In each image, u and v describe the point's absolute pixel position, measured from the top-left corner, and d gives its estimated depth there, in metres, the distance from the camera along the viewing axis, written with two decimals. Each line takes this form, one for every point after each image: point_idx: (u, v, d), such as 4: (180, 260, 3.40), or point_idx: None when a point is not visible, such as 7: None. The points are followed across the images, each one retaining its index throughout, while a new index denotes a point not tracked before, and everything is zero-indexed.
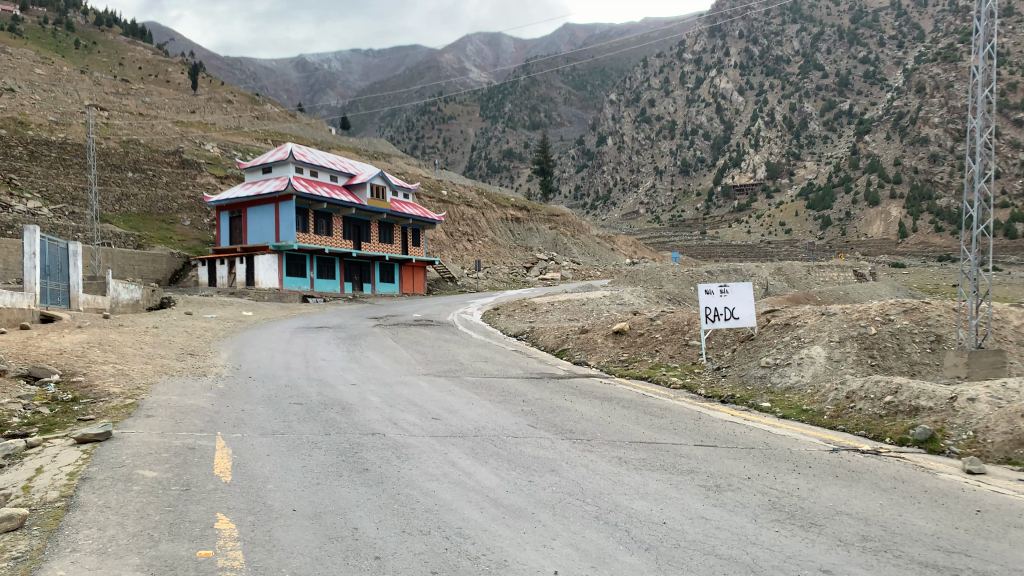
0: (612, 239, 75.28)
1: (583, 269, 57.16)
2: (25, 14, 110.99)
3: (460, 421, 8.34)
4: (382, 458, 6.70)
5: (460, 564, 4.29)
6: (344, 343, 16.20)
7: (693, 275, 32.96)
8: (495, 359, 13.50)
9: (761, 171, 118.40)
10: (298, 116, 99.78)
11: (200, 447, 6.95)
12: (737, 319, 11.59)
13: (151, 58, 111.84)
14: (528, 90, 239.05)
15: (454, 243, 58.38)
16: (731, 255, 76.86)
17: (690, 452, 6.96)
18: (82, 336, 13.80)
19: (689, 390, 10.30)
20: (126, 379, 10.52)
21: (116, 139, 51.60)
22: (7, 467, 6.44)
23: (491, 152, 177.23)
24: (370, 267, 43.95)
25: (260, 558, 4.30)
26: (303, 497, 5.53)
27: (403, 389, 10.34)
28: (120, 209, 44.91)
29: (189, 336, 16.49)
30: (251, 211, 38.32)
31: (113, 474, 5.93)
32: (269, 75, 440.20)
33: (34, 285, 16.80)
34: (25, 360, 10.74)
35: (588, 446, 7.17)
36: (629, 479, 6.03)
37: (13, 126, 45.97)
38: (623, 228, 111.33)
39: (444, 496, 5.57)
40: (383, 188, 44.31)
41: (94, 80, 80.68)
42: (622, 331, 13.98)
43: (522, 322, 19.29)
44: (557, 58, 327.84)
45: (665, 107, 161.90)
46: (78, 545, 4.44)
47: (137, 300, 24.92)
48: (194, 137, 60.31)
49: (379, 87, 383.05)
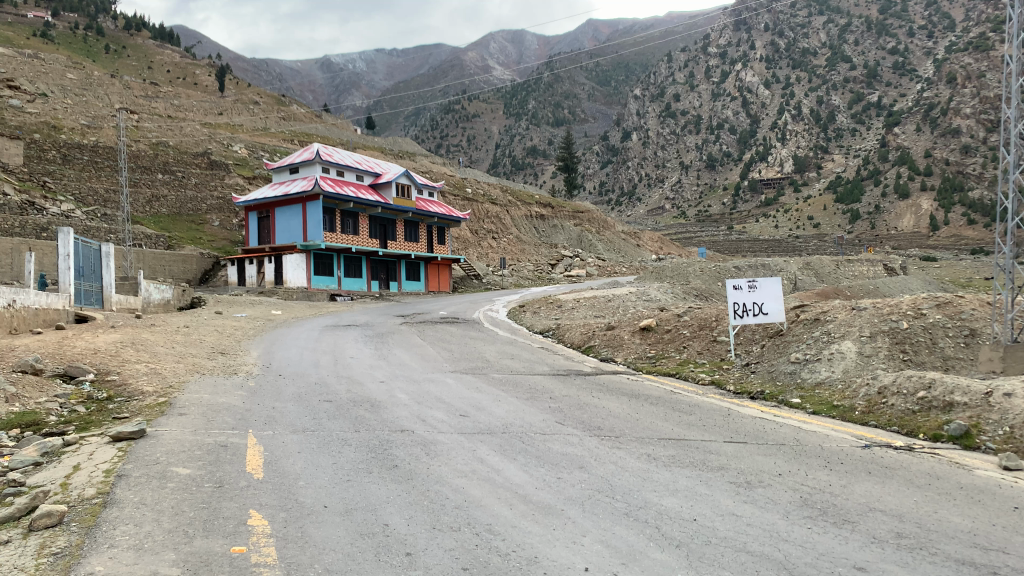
0: (638, 235, 74.93)
1: (609, 266, 56.83)
2: (58, 21, 113.03)
3: (488, 419, 8.32)
4: (412, 454, 6.75)
5: (490, 560, 4.30)
6: (372, 340, 16.32)
7: (721, 271, 32.61)
8: (522, 356, 13.53)
9: (789, 165, 117.18)
10: (324, 115, 100.69)
11: (233, 445, 7.04)
12: (765, 315, 11.48)
13: (180, 61, 113.41)
14: (553, 87, 238.70)
15: (479, 240, 58.58)
16: (758, 250, 76.29)
17: (720, 449, 6.92)
18: (115, 337, 13.96)
19: (718, 386, 10.27)
20: (159, 378, 10.67)
21: (146, 141, 52.47)
22: (47, 465, 6.56)
23: (515, 150, 177.21)
24: (396, 266, 44.14)
25: (293, 554, 4.35)
26: (334, 493, 5.59)
27: (431, 387, 10.40)
28: (151, 210, 45.55)
29: (219, 336, 16.67)
30: (279, 211, 38.75)
31: (148, 472, 6.03)
32: (295, 76, 443.90)
33: (69, 286, 17.15)
34: (61, 360, 10.95)
35: (616, 443, 7.16)
36: (659, 476, 6.01)
37: (47, 130, 46.91)
38: (648, 223, 110.63)
39: (474, 493, 5.59)
40: (408, 187, 44.52)
41: (125, 84, 82.01)
42: (649, 328, 13.89)
43: (548, 319, 19.27)
44: (581, 54, 326.33)
45: (690, 102, 160.56)
46: (116, 541, 4.53)
47: (169, 300, 25.25)
48: (223, 138, 61.09)
49: (404, 85, 383.83)
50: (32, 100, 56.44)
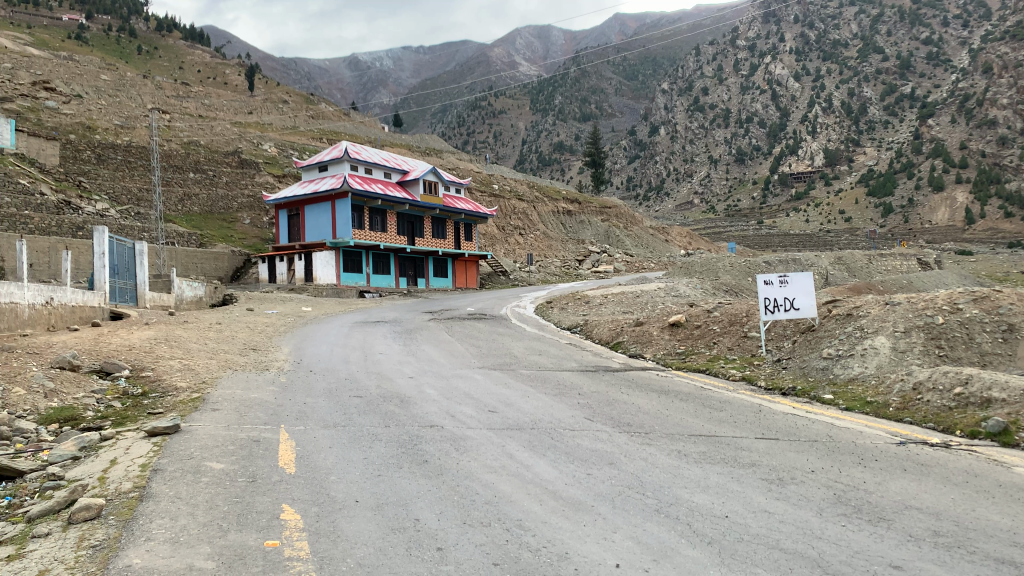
0: (666, 230, 74.43)
1: (637, 261, 56.58)
2: (91, 23, 114.92)
3: (517, 415, 8.35)
4: (442, 450, 6.78)
5: (522, 555, 4.30)
6: (401, 336, 16.40)
7: (751, 266, 32.30)
8: (550, 352, 13.56)
9: (819, 159, 115.56)
10: (351, 113, 101.40)
11: (265, 439, 7.12)
12: (797, 310, 11.34)
13: (210, 61, 114.75)
14: (579, 82, 237.91)
15: (507, 237, 58.68)
16: (789, 244, 75.53)
17: (751, 444, 6.87)
18: (149, 334, 14.17)
19: (748, 382, 10.20)
20: (192, 374, 10.86)
21: (178, 140, 53.28)
22: (84, 460, 6.69)
23: (542, 146, 176.90)
24: (424, 262, 44.27)
25: (325, 548, 4.38)
26: (366, 488, 5.63)
27: (460, 382, 10.45)
28: (182, 208, 46.02)
29: (250, 332, 16.89)
30: (308, 209, 39.14)
31: (183, 466, 6.12)
32: (324, 75, 446.77)
33: (104, 283, 17.45)
34: (98, 356, 11.17)
35: (647, 439, 7.13)
36: (689, 473, 5.96)
37: (82, 131, 47.82)
38: (677, 218, 109.69)
39: (504, 489, 5.60)
40: (435, 183, 44.63)
41: (156, 84, 83.23)
42: (679, 323, 13.82)
43: (576, 315, 19.27)
44: (607, 48, 324.86)
45: (719, 95, 159.12)
46: (153, 533, 4.60)
47: (201, 297, 25.57)
48: (253, 137, 61.83)
49: (431, 83, 383.97)
50: (68, 102, 57.48)
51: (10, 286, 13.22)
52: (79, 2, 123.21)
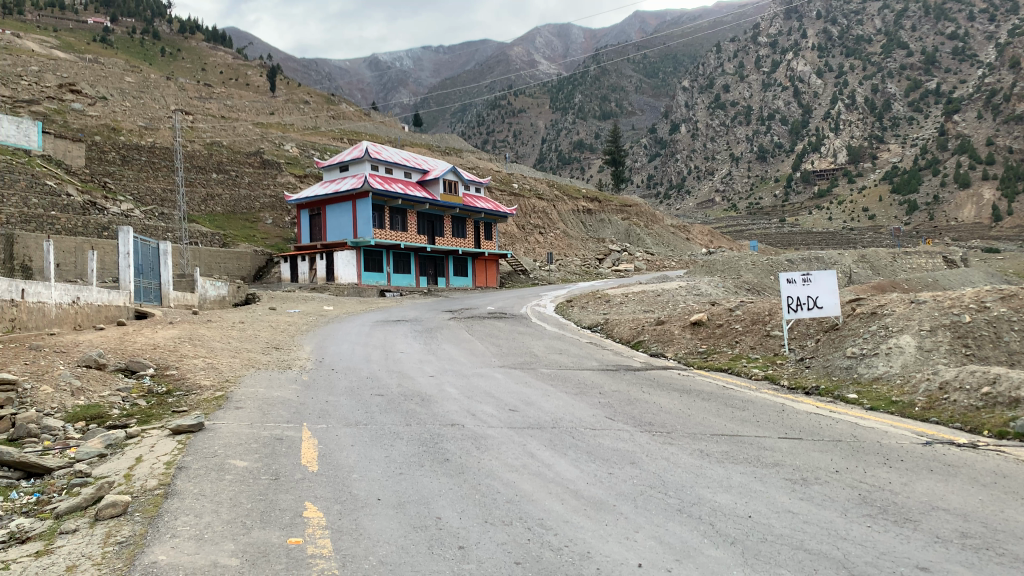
0: (687, 229, 73.98)
1: (658, 260, 56.34)
2: (116, 26, 116.29)
3: (538, 413, 8.36)
4: (463, 449, 6.78)
5: (544, 554, 4.29)
6: (423, 335, 16.48)
7: (773, 265, 31.99)
8: (570, 351, 13.55)
9: (842, 155, 114.35)
10: (372, 113, 101.93)
11: (288, 437, 7.16)
12: (820, 309, 11.26)
13: (232, 62, 115.67)
14: (599, 80, 237.23)
15: (527, 236, 58.68)
16: (812, 243, 74.83)
17: (774, 445, 6.81)
18: (174, 332, 14.35)
19: (771, 381, 10.12)
20: (216, 372, 10.97)
21: (201, 142, 53.83)
22: (110, 458, 6.78)
23: (561, 144, 176.49)
24: (444, 261, 44.34)
25: (348, 545, 4.41)
26: (387, 487, 5.64)
27: (480, 381, 10.46)
28: (206, 208, 46.41)
29: (273, 331, 17.05)
30: (330, 209, 39.40)
31: (207, 463, 6.17)
32: (344, 75, 448.86)
33: (129, 283, 17.65)
34: (123, 355, 11.29)
35: (668, 438, 7.10)
36: (712, 472, 5.92)
37: (107, 133, 48.44)
38: (698, 216, 108.97)
39: (525, 488, 5.59)
40: (455, 183, 44.71)
41: (179, 86, 84.07)
42: (700, 322, 13.72)
43: (596, 314, 19.23)
44: (627, 45, 323.50)
45: (741, 92, 157.83)
46: (177, 530, 4.64)
47: (225, 296, 25.78)
48: (275, 137, 62.28)
49: (451, 82, 384.10)
50: (93, 104, 58.19)
51: (37, 286, 13.41)
52: (104, 4, 124.69)
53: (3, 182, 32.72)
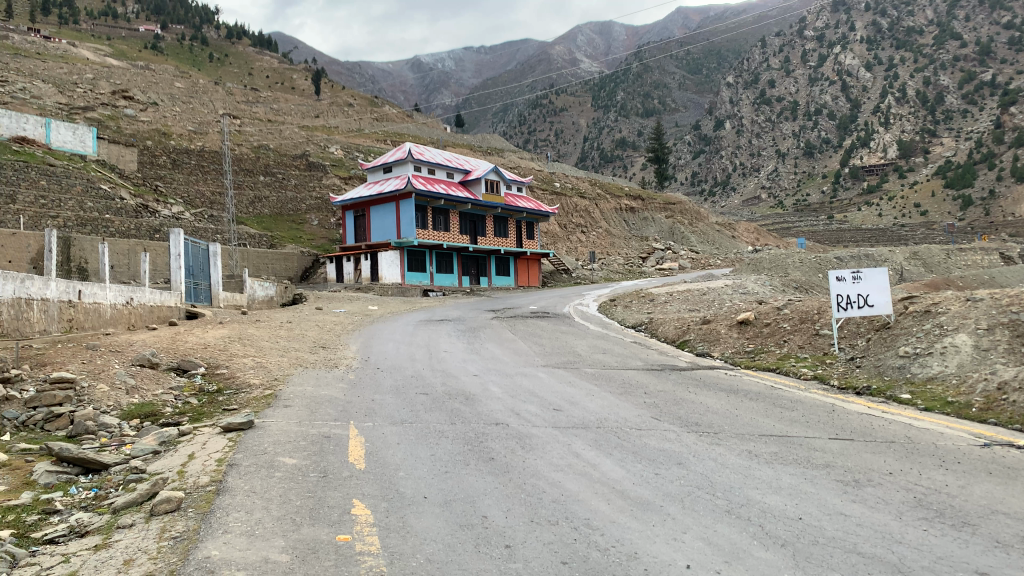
0: (732, 227, 73.01)
1: (702, 258, 55.75)
2: (167, 33, 119.12)
3: (582, 413, 8.30)
4: (508, 447, 6.79)
5: (590, 555, 4.27)
6: (466, 334, 16.56)
7: (821, 262, 31.37)
8: (615, 350, 13.45)
9: (893, 150, 111.63)
10: (414, 114, 102.74)
11: (335, 435, 7.26)
12: (871, 307, 11.02)
13: (278, 67, 117.75)
14: (642, 76, 235.41)
15: (569, 235, 58.58)
16: (861, 240, 73.09)
17: (825, 445, 6.68)
18: (224, 331, 14.66)
19: (821, 381, 9.93)
20: (265, 371, 11.13)
21: (248, 146, 54.91)
22: (164, 454, 6.96)
23: (603, 142, 175.63)
24: (487, 261, 44.48)
25: (395, 544, 4.44)
26: (433, 484, 5.69)
27: (524, 380, 10.50)
28: (254, 210, 47.27)
29: (320, 330, 17.34)
30: (374, 210, 40.00)
31: (257, 461, 6.28)
32: (387, 78, 452.99)
33: (181, 284, 18.06)
34: (175, 354, 11.55)
35: (714, 439, 7.01)
36: (761, 473, 5.83)
37: (157, 138, 49.73)
38: (744, 214, 107.32)
39: (571, 488, 5.58)
40: (497, 182, 44.76)
41: (227, 91, 85.73)
42: (747, 321, 13.50)
43: (640, 313, 19.06)
44: (670, 42, 320.42)
45: (787, 87, 155.05)
46: (230, 526, 4.74)
47: (273, 297, 26.26)
48: (320, 140, 63.21)
49: (493, 82, 384.78)
50: (144, 109, 59.64)
51: (93, 287, 13.80)
52: (154, 11, 128.04)
53: (59, 186, 33.80)
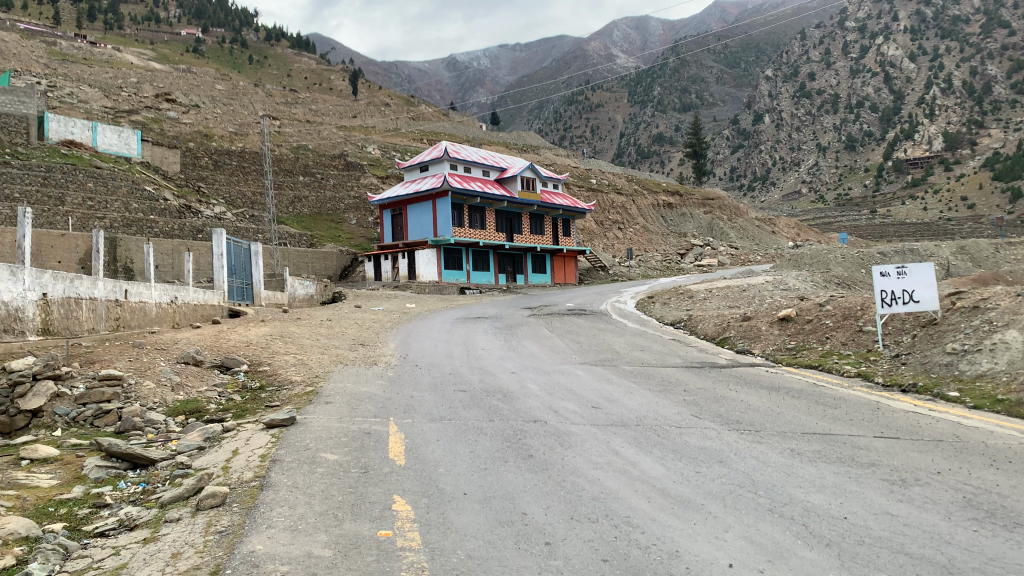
0: (772, 222, 71.98)
1: (742, 254, 55.04)
2: (208, 36, 121.35)
3: (621, 411, 8.24)
4: (546, 445, 6.80)
5: (631, 552, 4.26)
6: (503, 332, 16.56)
7: (864, 258, 30.74)
8: (653, 348, 13.39)
9: (938, 143, 108.87)
10: (450, 113, 103.23)
11: (376, 432, 7.32)
12: (916, 303, 10.76)
13: (316, 68, 119.21)
14: (679, 71, 233.23)
15: (605, 231, 58.37)
16: (906, 234, 71.44)
17: (869, 444, 6.55)
18: (266, 330, 14.87)
19: (865, 378, 9.77)
20: (306, 368, 11.28)
21: (287, 147, 55.73)
22: (209, 449, 7.10)
23: (640, 138, 174.40)
24: (523, 258, 44.52)
25: (436, 539, 4.47)
26: (473, 481, 5.70)
27: (562, 378, 10.46)
28: (294, 210, 47.85)
29: (360, 328, 17.52)
30: (412, 208, 40.41)
31: (300, 457, 6.36)
32: (422, 77, 455.31)
33: (223, 283, 18.40)
34: (219, 352, 11.75)
35: (756, 437, 6.90)
36: (803, 472, 5.75)
37: (200, 140, 50.75)
38: (784, 209, 105.63)
39: (610, 485, 5.56)
40: (533, 180, 44.71)
41: (267, 92, 86.98)
42: (788, 318, 13.32)
43: (679, 310, 18.94)
44: (707, 35, 316.82)
45: (827, 80, 152.42)
46: (274, 521, 4.80)
47: (313, 295, 26.57)
48: (357, 140, 63.86)
49: (529, 78, 384.29)
50: (187, 111, 60.82)
51: (139, 286, 14.09)
52: (195, 15, 130.26)
53: (106, 188, 34.68)
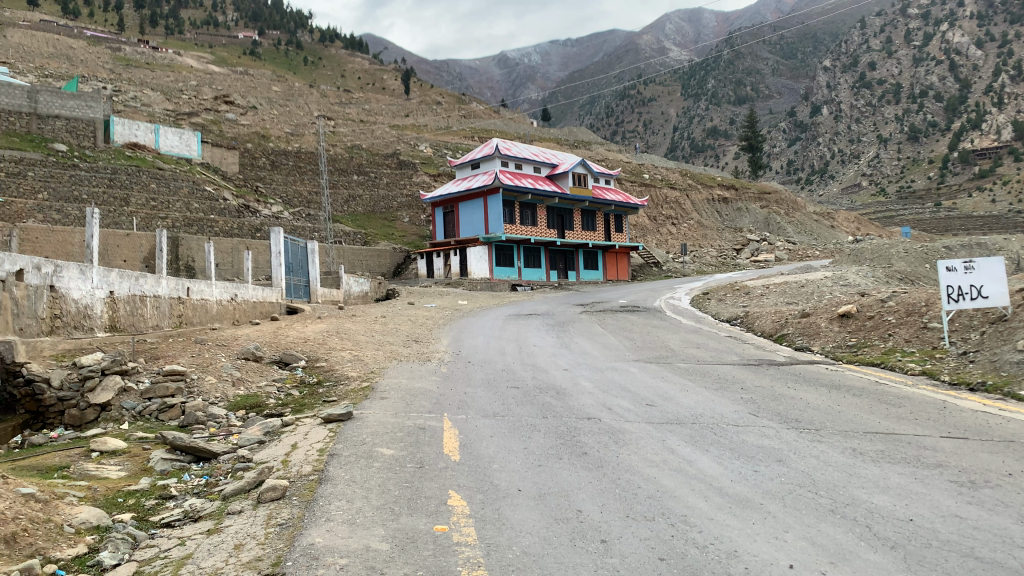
0: (831, 217, 70.22)
1: (799, 249, 53.77)
2: (264, 39, 123.98)
3: (676, 409, 8.16)
4: (600, 442, 6.76)
5: (688, 552, 4.20)
6: (554, 329, 16.53)
7: (929, 253, 29.79)
8: (709, 345, 13.22)
9: (1007, 133, 104.78)
10: (501, 110, 103.58)
11: (430, 427, 7.40)
12: (986, 299, 10.36)
13: (369, 68, 120.76)
14: (733, 64, 229.54)
15: (658, 227, 57.90)
16: (973, 227, 68.88)
17: (935, 444, 6.35)
18: (322, 326, 15.10)
19: (931, 376, 9.47)
20: (362, 364, 11.46)
21: (342, 146, 56.65)
22: (270, 443, 7.24)
23: (694, 132, 172.08)
24: (575, 255, 44.43)
25: (491, 534, 4.49)
26: (527, 477, 5.71)
27: (615, 375, 10.38)
28: (348, 208, 48.49)
29: (414, 324, 17.74)
30: (464, 206, 40.79)
31: (357, 451, 6.45)
32: (474, 75, 456.76)
33: (281, 281, 18.77)
34: (278, 348, 12.02)
35: (818, 436, 6.75)
36: (866, 472, 5.60)
37: (257, 142, 51.91)
38: (843, 202, 102.93)
39: (667, 483, 5.50)
40: (585, 176, 44.51)
41: (321, 93, 88.43)
42: (849, 314, 13.00)
43: (736, 306, 18.65)
44: (763, 27, 310.53)
45: (888, 69, 148.12)
46: (332, 514, 4.89)
47: (368, 292, 26.91)
48: (410, 139, 64.48)
49: (580, 74, 382.69)
50: (245, 113, 62.23)
51: (200, 285, 14.49)
52: (252, 19, 132.86)
53: (169, 189, 35.76)
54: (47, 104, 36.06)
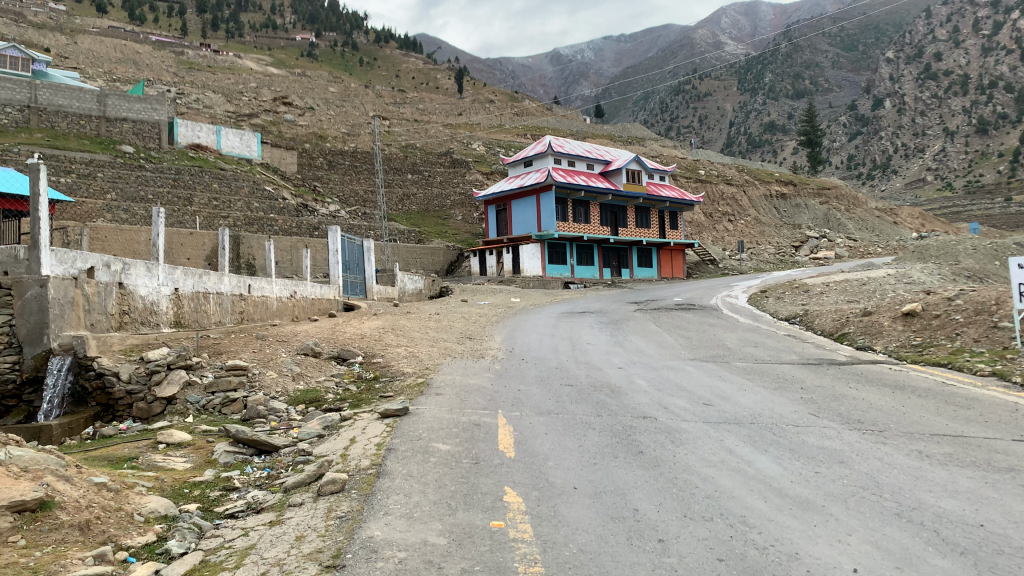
0: (894, 213, 68.19)
1: (860, 245, 52.51)
2: (321, 41, 126.05)
3: (734, 408, 8.05)
4: (656, 442, 6.70)
5: (747, 553, 4.15)
6: (608, 327, 16.53)
7: (999, 250, 28.72)
8: (766, 344, 13.00)
9: None
10: (555, 108, 103.45)
11: (484, 423, 7.43)
12: None
13: (424, 67, 121.83)
14: (792, 57, 224.62)
15: (714, 224, 57.20)
16: None
17: (1008, 447, 6.12)
18: (378, 323, 15.38)
19: (1000, 377, 9.15)
20: (416, 361, 11.55)
21: (397, 146, 57.34)
22: (328, 437, 7.37)
23: (751, 127, 169.07)
24: (628, 252, 44.14)
25: (547, 532, 4.50)
26: (584, 475, 5.70)
27: (670, 374, 10.25)
28: (403, 207, 49.03)
29: (467, 321, 17.89)
30: (516, 204, 40.94)
31: (413, 446, 6.53)
32: (527, 72, 456.34)
33: (338, 278, 19.09)
34: (335, 343, 12.24)
35: (882, 438, 6.58)
36: (934, 475, 5.44)
37: (314, 142, 52.91)
38: (907, 197, 99.80)
39: (726, 484, 5.42)
40: (639, 172, 44.12)
41: (376, 93, 89.56)
42: (913, 313, 12.65)
43: (794, 305, 18.29)
44: (823, 19, 302.84)
45: (955, 61, 143.16)
46: (390, 509, 4.95)
47: (422, 289, 27.22)
48: (463, 137, 64.86)
49: (634, 71, 379.33)
50: (302, 113, 63.42)
51: (261, 282, 14.84)
52: (310, 20, 135.13)
53: (230, 189, 36.67)
54: (115, 107, 37.33)
